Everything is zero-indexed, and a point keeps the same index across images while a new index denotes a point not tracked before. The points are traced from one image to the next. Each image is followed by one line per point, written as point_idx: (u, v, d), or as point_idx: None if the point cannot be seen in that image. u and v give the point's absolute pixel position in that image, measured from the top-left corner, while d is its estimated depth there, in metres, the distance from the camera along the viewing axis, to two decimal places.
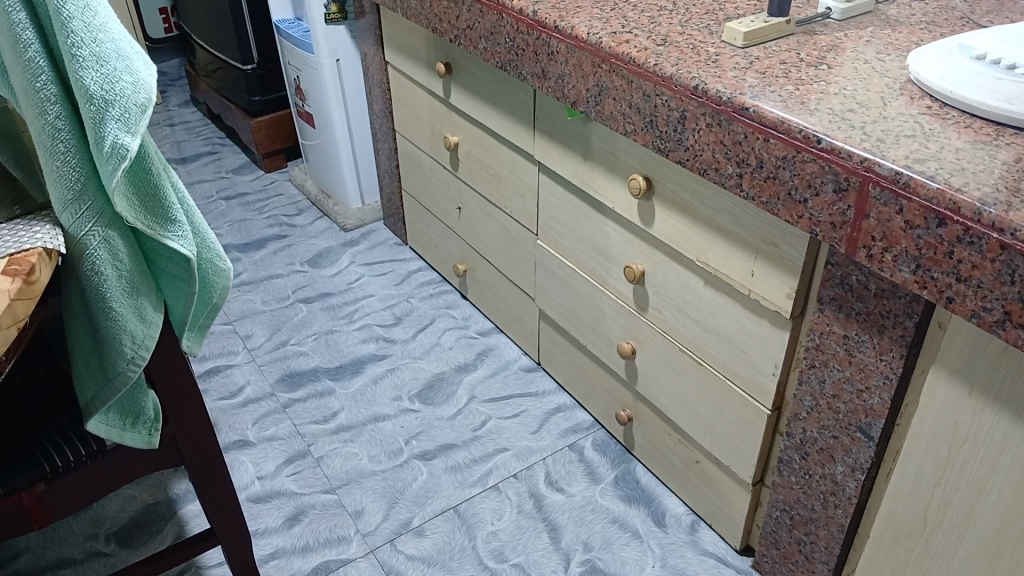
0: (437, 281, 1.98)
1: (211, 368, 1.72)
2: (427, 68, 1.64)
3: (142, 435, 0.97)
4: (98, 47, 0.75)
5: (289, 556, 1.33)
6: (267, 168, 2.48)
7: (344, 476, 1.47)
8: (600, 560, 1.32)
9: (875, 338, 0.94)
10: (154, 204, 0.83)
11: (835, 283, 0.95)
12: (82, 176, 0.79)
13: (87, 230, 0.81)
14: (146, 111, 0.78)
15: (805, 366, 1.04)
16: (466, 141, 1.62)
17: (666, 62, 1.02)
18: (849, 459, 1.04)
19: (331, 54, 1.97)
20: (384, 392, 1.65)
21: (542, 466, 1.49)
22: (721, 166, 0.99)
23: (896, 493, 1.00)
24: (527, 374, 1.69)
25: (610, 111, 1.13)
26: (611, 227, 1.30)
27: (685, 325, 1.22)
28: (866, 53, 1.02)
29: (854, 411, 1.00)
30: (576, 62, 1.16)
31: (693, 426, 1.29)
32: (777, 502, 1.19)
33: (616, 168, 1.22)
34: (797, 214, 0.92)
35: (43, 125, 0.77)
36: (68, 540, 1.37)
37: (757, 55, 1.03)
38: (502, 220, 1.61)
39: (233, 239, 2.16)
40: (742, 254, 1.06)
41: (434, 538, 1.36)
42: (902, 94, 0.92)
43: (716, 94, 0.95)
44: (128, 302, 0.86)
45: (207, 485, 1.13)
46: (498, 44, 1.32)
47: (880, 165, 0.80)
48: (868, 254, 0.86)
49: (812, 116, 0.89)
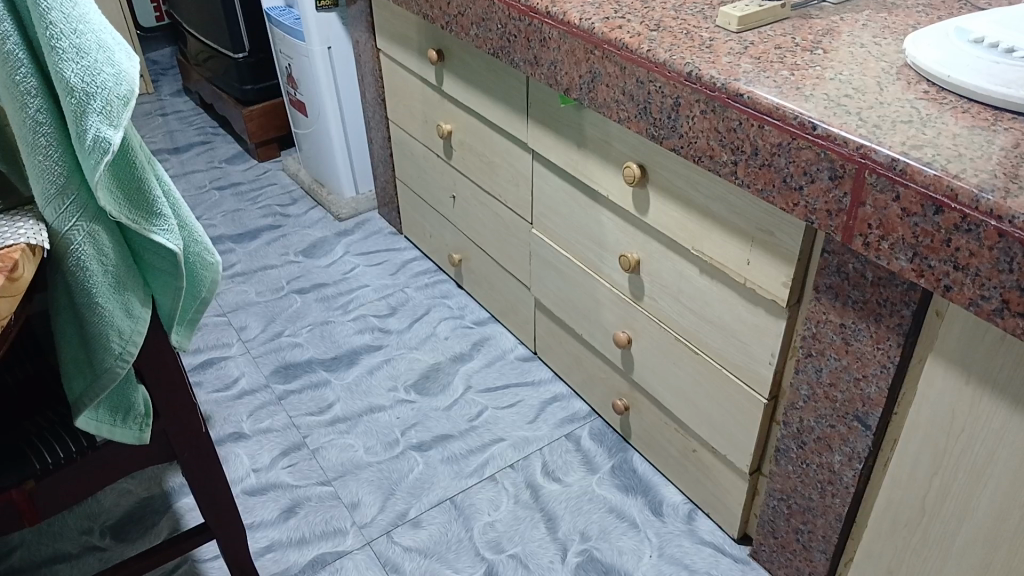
0: (432, 270, 1.97)
1: (206, 361, 1.71)
2: (419, 55, 1.62)
3: (132, 431, 0.96)
4: (78, 39, 0.73)
5: (285, 549, 1.33)
6: (260, 158, 2.46)
7: (340, 468, 1.46)
8: (597, 550, 1.32)
9: (872, 326, 0.93)
10: (138, 198, 0.82)
11: (832, 272, 0.94)
12: (65, 170, 0.78)
13: (71, 225, 0.80)
14: (128, 103, 0.77)
15: (802, 355, 1.04)
16: (460, 129, 1.60)
17: (659, 48, 1.01)
18: (846, 448, 1.03)
19: (323, 42, 1.94)
20: (380, 383, 1.65)
21: (539, 456, 1.48)
22: (715, 153, 0.98)
23: (894, 482, 0.99)
24: (523, 364, 1.68)
25: (603, 99, 1.11)
26: (606, 216, 1.29)
27: (681, 314, 1.21)
28: (862, 37, 1.01)
29: (851, 400, 0.99)
30: (568, 49, 1.14)
31: (690, 415, 1.28)
32: (774, 492, 1.18)
33: (610, 156, 1.21)
34: (792, 202, 0.91)
35: (24, 119, 0.75)
36: (64, 535, 1.37)
37: (751, 40, 1.01)
38: (496, 208, 1.60)
39: (227, 230, 2.15)
40: (737, 243, 1.05)
41: (430, 529, 1.35)
42: (898, 79, 0.91)
43: (710, 81, 0.94)
44: (114, 298, 0.85)
45: (202, 481, 1.12)
46: (490, 31, 1.31)
47: (877, 152, 0.79)
48: (865, 242, 0.85)
49: (807, 102, 0.87)
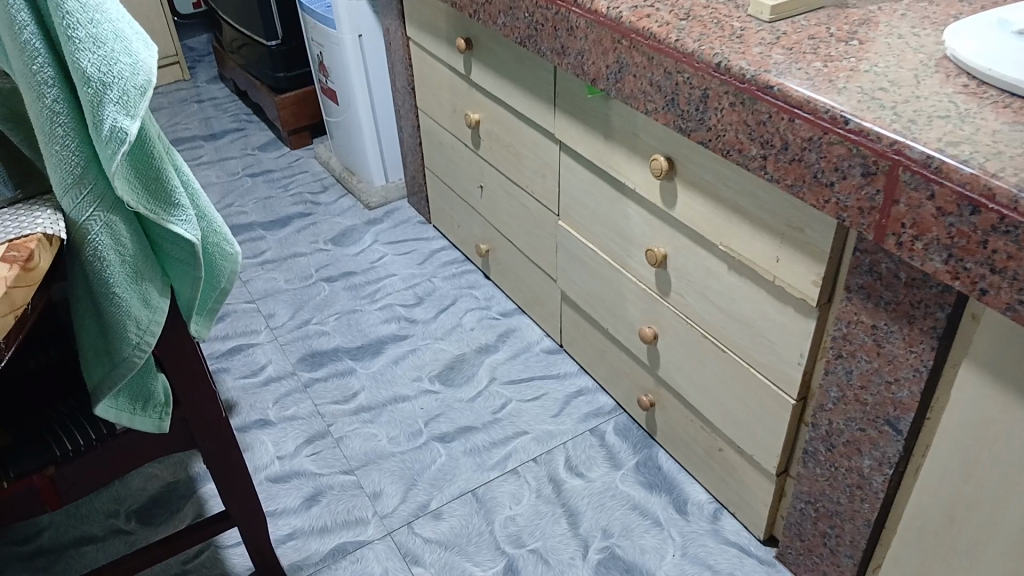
0: (461, 261, 1.96)
1: (234, 347, 1.73)
2: (448, 44, 1.60)
3: (152, 419, 0.97)
4: (94, 28, 0.73)
5: (307, 537, 1.33)
6: (293, 146, 2.47)
7: (363, 457, 1.47)
8: (619, 548, 1.30)
9: (904, 328, 0.90)
10: (156, 188, 0.82)
11: (863, 271, 0.91)
12: (82, 160, 0.78)
13: (89, 215, 0.80)
14: (144, 94, 0.77)
15: (831, 356, 1.01)
16: (488, 119, 1.59)
17: (688, 38, 0.98)
18: (876, 453, 1.00)
19: (353, 30, 1.93)
20: (405, 372, 1.64)
21: (562, 450, 1.47)
22: (744, 147, 0.95)
23: (924, 488, 0.96)
24: (548, 357, 1.67)
25: (631, 89, 1.09)
26: (632, 209, 1.27)
27: (708, 310, 1.18)
28: (900, 28, 0.97)
29: (882, 403, 0.96)
30: (595, 38, 1.12)
31: (716, 414, 1.26)
32: (801, 494, 1.16)
33: (636, 148, 1.19)
34: (823, 198, 0.88)
35: (41, 109, 0.75)
36: (91, 517, 1.39)
37: (784, 30, 0.98)
38: (523, 199, 1.58)
39: (258, 217, 2.16)
40: (766, 239, 1.03)
41: (451, 521, 1.35)
42: (936, 72, 0.87)
43: (740, 72, 0.91)
44: (132, 288, 0.85)
45: (223, 468, 1.13)
46: (517, 19, 1.29)
47: (911, 149, 0.76)
48: (898, 241, 0.82)
49: (840, 95, 0.84)
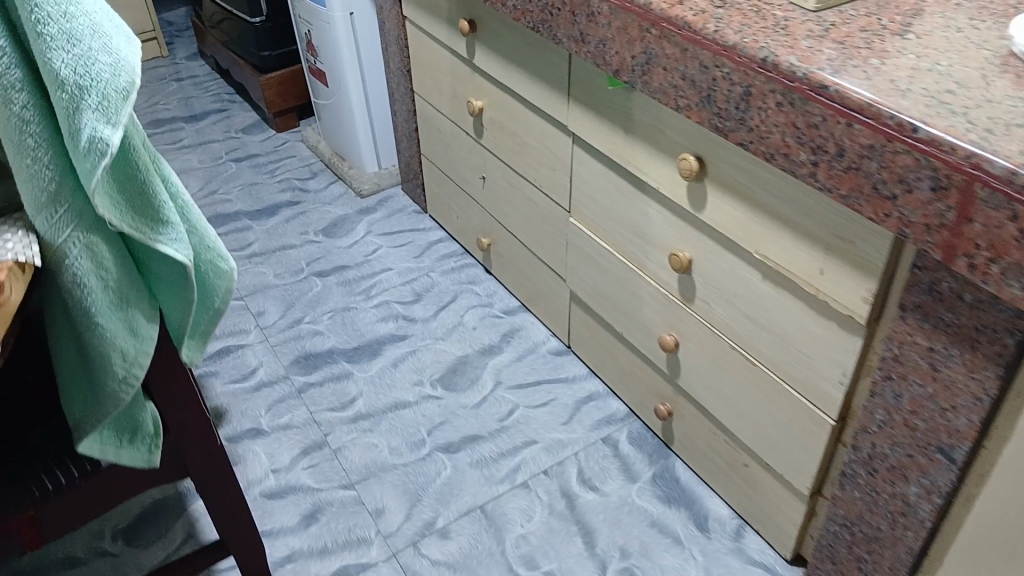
0: (459, 253, 1.87)
1: (222, 349, 1.63)
2: (448, 25, 1.49)
3: (141, 453, 0.88)
4: (69, 23, 0.63)
5: (306, 559, 1.25)
6: (278, 127, 2.35)
7: (363, 470, 1.38)
8: (639, 569, 1.23)
9: (966, 353, 0.82)
10: (142, 204, 0.72)
11: (921, 290, 0.83)
12: (57, 175, 0.67)
13: (65, 237, 0.70)
14: (128, 97, 0.66)
15: (878, 377, 0.93)
16: (492, 106, 1.48)
17: (727, 29, 0.89)
18: (925, 481, 0.93)
19: (344, 8, 1.81)
20: (404, 375, 1.56)
21: (574, 461, 1.39)
22: (791, 151, 0.86)
23: (979, 521, 0.89)
24: (555, 358, 1.58)
25: (660, 83, 0.99)
26: (653, 209, 1.18)
27: (737, 320, 1.10)
28: (958, 19, 0.88)
29: (935, 431, 0.89)
30: (619, 25, 1.02)
31: (742, 428, 1.18)
32: (836, 517, 1.09)
33: (661, 145, 1.09)
34: (883, 212, 0.80)
35: (8, 117, 0.65)
36: (75, 537, 1.30)
37: (832, 21, 0.89)
38: (529, 193, 1.49)
39: (243, 205, 2.05)
40: (809, 250, 0.94)
41: (459, 541, 1.27)
42: (1006, 71, 0.78)
43: (789, 69, 0.82)
44: (116, 316, 0.76)
45: (216, 497, 1.04)
46: (529, 2, 1.18)
47: (992, 163, 0.67)
48: (969, 263, 0.74)
49: (905, 98, 0.75)
